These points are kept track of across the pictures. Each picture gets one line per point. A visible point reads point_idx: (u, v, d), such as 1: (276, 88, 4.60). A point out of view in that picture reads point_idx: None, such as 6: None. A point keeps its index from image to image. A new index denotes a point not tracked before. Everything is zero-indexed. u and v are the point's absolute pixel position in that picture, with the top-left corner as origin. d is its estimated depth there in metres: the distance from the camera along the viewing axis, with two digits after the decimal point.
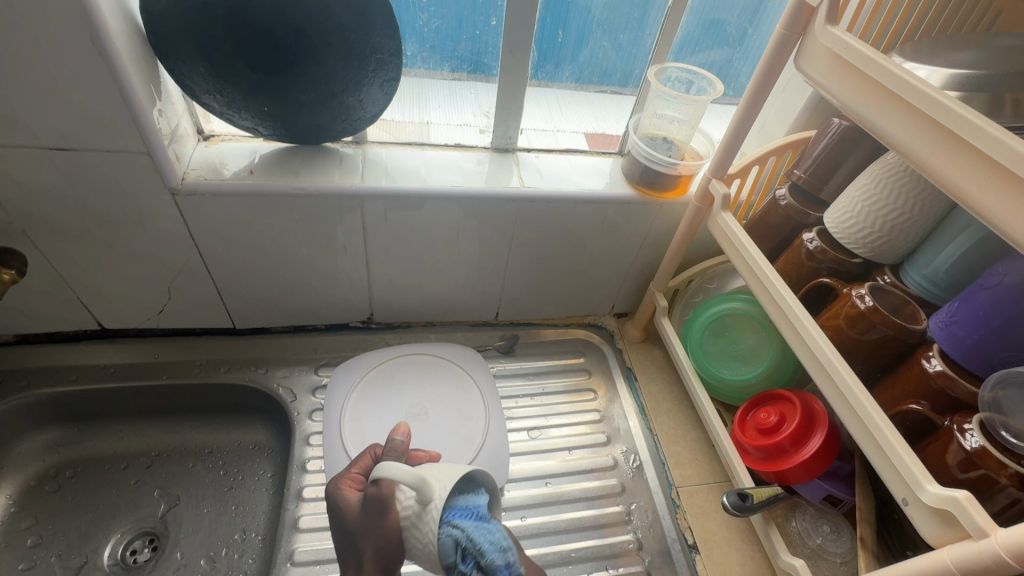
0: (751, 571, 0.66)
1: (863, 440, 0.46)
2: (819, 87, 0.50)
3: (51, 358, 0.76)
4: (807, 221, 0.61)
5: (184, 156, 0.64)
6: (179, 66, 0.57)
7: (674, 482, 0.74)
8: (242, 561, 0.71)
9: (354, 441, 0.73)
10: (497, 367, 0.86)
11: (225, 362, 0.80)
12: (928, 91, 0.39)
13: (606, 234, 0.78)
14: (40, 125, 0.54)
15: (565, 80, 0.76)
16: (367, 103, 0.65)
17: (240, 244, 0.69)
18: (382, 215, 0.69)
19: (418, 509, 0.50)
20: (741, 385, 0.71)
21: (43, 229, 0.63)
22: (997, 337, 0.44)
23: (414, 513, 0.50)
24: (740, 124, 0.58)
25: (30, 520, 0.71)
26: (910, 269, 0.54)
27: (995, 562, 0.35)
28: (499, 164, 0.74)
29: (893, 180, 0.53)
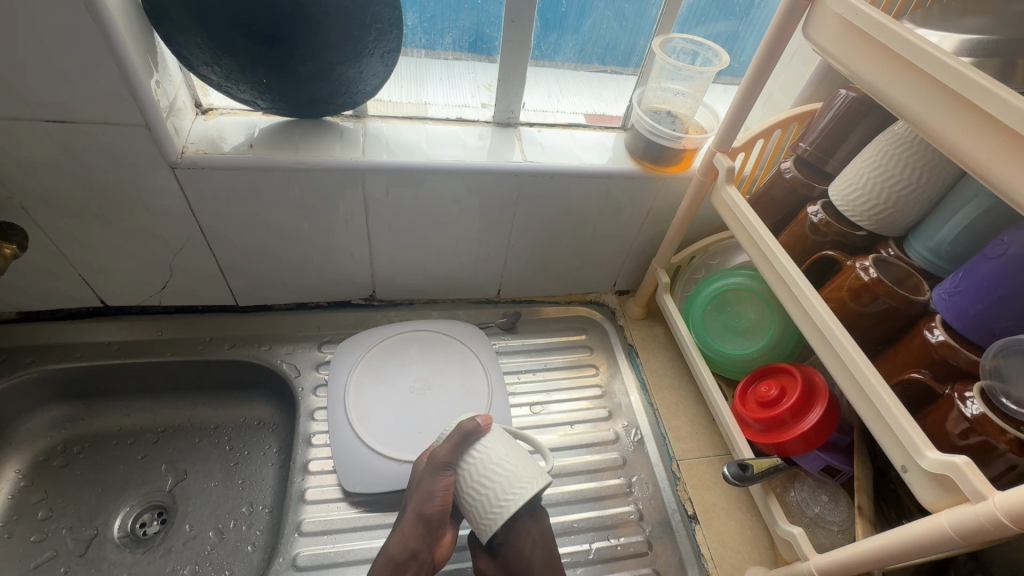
0: (749, 539, 0.68)
1: (863, 408, 0.47)
2: (827, 56, 0.49)
3: (55, 335, 0.76)
4: (812, 194, 0.61)
5: (183, 130, 0.63)
6: (176, 36, 0.55)
7: (674, 455, 0.75)
8: (250, 532, 0.72)
9: (359, 415, 0.74)
10: (499, 344, 0.86)
11: (228, 339, 0.81)
12: (942, 57, 0.38)
13: (608, 210, 0.77)
14: (37, 97, 0.53)
15: (568, 52, 0.75)
16: (367, 75, 0.64)
17: (241, 220, 0.69)
18: (384, 191, 0.69)
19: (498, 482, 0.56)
20: (742, 359, 0.71)
21: (42, 204, 0.62)
22: (1000, 306, 0.44)
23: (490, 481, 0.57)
24: (747, 94, 0.57)
25: (40, 494, 0.72)
26: (914, 241, 0.53)
27: (992, 524, 0.36)
28: (501, 139, 0.73)
29: (901, 152, 0.52)
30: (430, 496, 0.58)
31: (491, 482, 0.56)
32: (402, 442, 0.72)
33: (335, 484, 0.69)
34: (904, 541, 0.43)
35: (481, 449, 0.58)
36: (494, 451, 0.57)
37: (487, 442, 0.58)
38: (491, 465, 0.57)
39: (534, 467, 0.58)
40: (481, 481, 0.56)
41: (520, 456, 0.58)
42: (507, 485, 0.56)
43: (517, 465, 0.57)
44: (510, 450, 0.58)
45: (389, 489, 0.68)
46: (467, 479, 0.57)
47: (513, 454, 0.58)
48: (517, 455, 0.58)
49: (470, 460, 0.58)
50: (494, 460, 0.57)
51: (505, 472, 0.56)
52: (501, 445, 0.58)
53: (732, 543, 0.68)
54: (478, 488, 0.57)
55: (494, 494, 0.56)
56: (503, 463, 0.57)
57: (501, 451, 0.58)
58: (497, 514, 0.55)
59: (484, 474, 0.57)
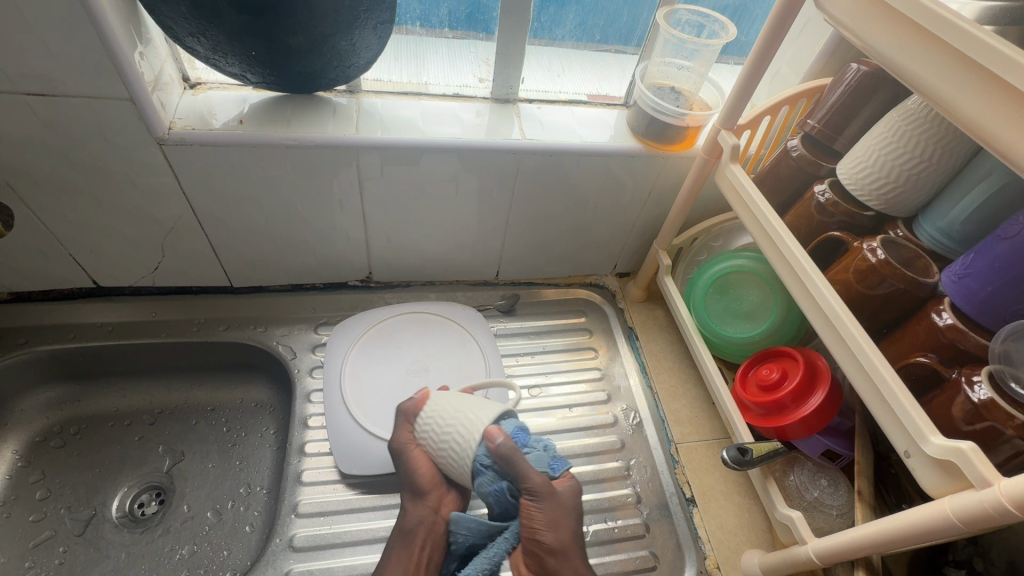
0: (746, 523, 0.68)
1: (867, 393, 0.46)
2: (840, 26, 0.47)
3: (49, 315, 0.75)
4: (819, 173, 0.59)
5: (170, 104, 0.61)
6: (158, 5, 0.53)
7: (673, 438, 0.75)
8: (248, 513, 0.72)
9: (355, 397, 0.73)
10: (498, 326, 0.85)
11: (224, 321, 0.80)
12: (965, 27, 0.36)
13: (609, 190, 0.76)
14: (15, 69, 0.51)
15: (569, 24, 0.72)
16: (360, 48, 0.62)
17: (233, 199, 0.67)
18: (378, 169, 0.67)
19: (459, 445, 0.56)
20: (743, 343, 0.70)
21: (27, 182, 0.61)
22: (1012, 289, 0.42)
23: (455, 445, 0.56)
24: (755, 68, 0.55)
25: (38, 474, 0.72)
26: (924, 222, 0.52)
27: (996, 511, 0.35)
28: (499, 116, 0.71)
29: (914, 129, 0.50)
30: (410, 473, 0.59)
31: (450, 434, 0.56)
32: None
33: (332, 466, 0.69)
34: (904, 526, 0.42)
35: (429, 417, 0.58)
36: (440, 408, 0.58)
37: (432, 403, 0.59)
38: (442, 420, 0.57)
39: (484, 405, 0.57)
40: (445, 436, 0.57)
41: (473, 404, 0.58)
42: (465, 433, 0.55)
43: (468, 410, 0.57)
44: (456, 400, 0.58)
45: (386, 472, 0.68)
46: (432, 442, 0.58)
47: (458, 403, 0.58)
48: (463, 402, 0.58)
49: (427, 431, 0.59)
50: (445, 415, 0.57)
51: (460, 421, 0.56)
52: (445, 402, 0.59)
53: (729, 526, 0.68)
54: (445, 444, 0.57)
55: (460, 442, 0.56)
56: (457, 414, 0.57)
57: (446, 406, 0.58)
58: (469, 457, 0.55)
59: (444, 430, 0.57)
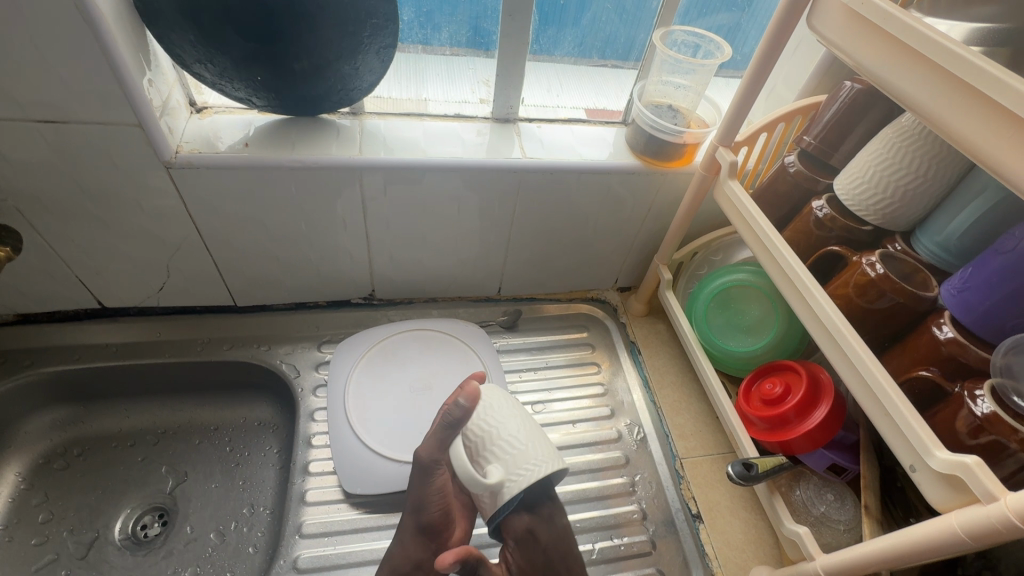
0: (753, 539, 0.68)
1: (871, 408, 0.46)
2: (832, 48, 0.48)
3: (54, 337, 0.75)
4: (817, 189, 0.60)
5: (177, 129, 0.62)
6: (168, 33, 0.55)
7: (678, 453, 0.75)
8: (252, 534, 0.72)
9: (359, 416, 0.73)
10: (500, 342, 0.86)
11: (228, 340, 0.80)
12: (949, 45, 0.37)
13: (609, 206, 0.76)
14: (28, 97, 0.52)
15: (567, 46, 0.74)
16: (363, 72, 0.63)
17: (238, 219, 0.68)
18: (382, 188, 0.68)
19: (515, 462, 0.50)
20: (746, 357, 0.71)
21: (36, 206, 0.62)
22: (1010, 303, 0.43)
23: (512, 459, 0.50)
24: (750, 85, 0.56)
25: (41, 497, 0.71)
26: (922, 236, 0.52)
27: (1004, 526, 0.35)
28: (500, 135, 0.72)
29: (908, 145, 0.51)
30: (423, 504, 0.55)
31: (512, 445, 0.51)
32: (402, 443, 0.71)
33: (336, 485, 0.69)
34: (912, 542, 0.42)
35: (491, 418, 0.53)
36: (511, 414, 0.53)
37: (496, 406, 0.54)
38: (508, 430, 0.52)
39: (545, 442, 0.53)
40: (508, 442, 0.51)
41: (530, 430, 0.53)
42: (527, 454, 0.51)
43: (538, 439, 0.53)
44: (511, 410, 0.54)
45: (390, 491, 0.67)
46: (483, 442, 0.52)
47: (526, 420, 0.54)
48: (512, 406, 0.55)
49: (482, 428, 0.52)
50: (520, 427, 0.52)
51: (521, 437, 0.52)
52: (507, 410, 0.54)
53: (737, 542, 0.67)
54: (501, 448, 0.51)
55: (517, 459, 0.51)
56: (524, 431, 0.52)
57: (512, 418, 0.53)
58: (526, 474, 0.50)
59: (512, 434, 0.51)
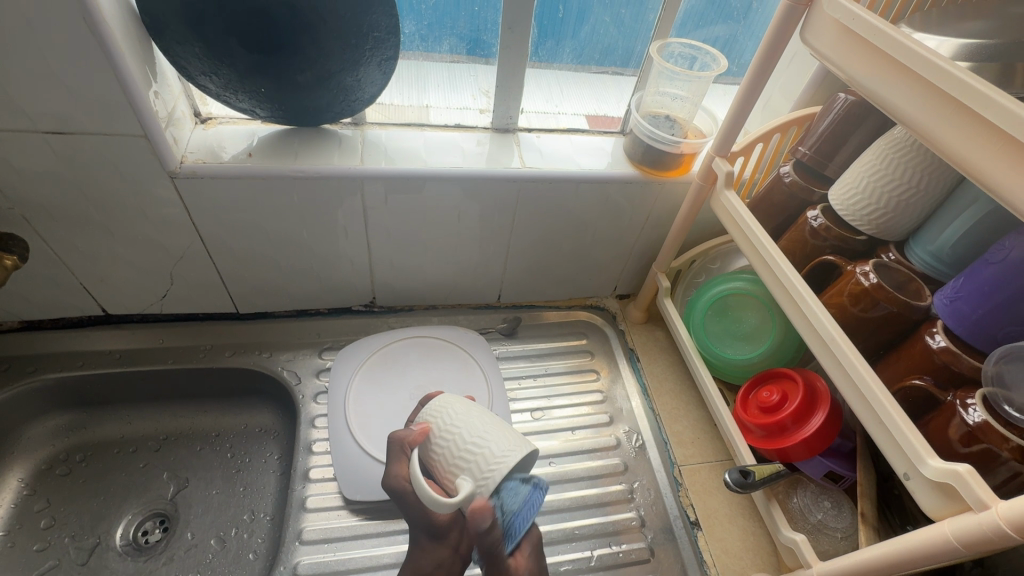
0: (752, 547, 0.68)
1: (866, 416, 0.46)
2: (826, 61, 0.49)
3: (58, 344, 0.76)
4: (812, 199, 0.61)
5: (182, 139, 0.63)
6: (174, 47, 0.56)
7: (677, 460, 0.75)
8: (252, 540, 0.72)
9: (359, 422, 0.74)
10: (500, 349, 0.86)
11: (229, 347, 0.81)
12: (939, 61, 0.38)
13: (607, 215, 0.77)
14: (36, 109, 0.53)
15: (566, 57, 0.75)
16: (365, 84, 0.64)
17: (241, 228, 0.69)
18: (383, 197, 0.69)
19: (480, 464, 0.51)
20: (743, 364, 0.71)
21: (42, 215, 0.62)
22: (1001, 313, 0.43)
23: (476, 463, 0.51)
24: (746, 97, 0.57)
25: (43, 502, 0.72)
26: (915, 246, 0.53)
27: (995, 534, 0.35)
28: (500, 145, 0.73)
29: (901, 157, 0.52)
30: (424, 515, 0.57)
31: (474, 450, 0.52)
32: None
33: (337, 492, 0.69)
34: (907, 550, 0.42)
35: (450, 430, 0.54)
36: (472, 420, 0.54)
37: (453, 419, 0.55)
38: (467, 438, 0.53)
39: (516, 437, 0.54)
40: (469, 447, 0.52)
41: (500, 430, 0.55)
42: (490, 456, 0.51)
43: (500, 434, 0.54)
44: (472, 416, 0.55)
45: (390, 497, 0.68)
46: (448, 454, 0.53)
47: (486, 421, 0.55)
48: (472, 412, 0.56)
49: (443, 443, 0.54)
50: (477, 430, 0.54)
51: (483, 440, 0.53)
52: (466, 418, 0.55)
53: (735, 549, 0.67)
54: (464, 457, 0.52)
55: (482, 461, 0.51)
56: (483, 433, 0.53)
57: (472, 423, 0.54)
58: (495, 472, 0.50)
59: (471, 442, 0.53)
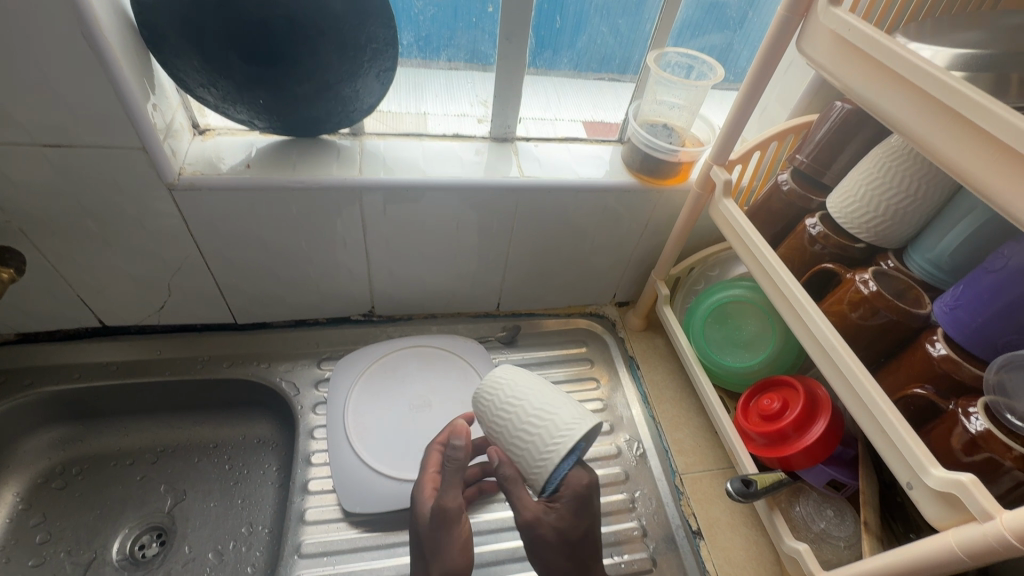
0: (754, 556, 0.67)
1: (867, 424, 0.46)
2: (823, 71, 0.49)
3: (55, 356, 0.76)
4: (810, 207, 0.61)
5: (180, 151, 0.63)
6: (172, 60, 0.56)
7: (678, 469, 0.75)
8: (251, 553, 0.71)
9: (357, 433, 0.73)
10: (499, 358, 0.86)
11: (227, 357, 0.80)
12: (934, 71, 0.38)
13: (606, 223, 0.77)
14: (34, 121, 0.53)
15: (564, 66, 0.75)
16: (363, 94, 0.65)
17: (239, 239, 0.69)
18: (381, 207, 0.69)
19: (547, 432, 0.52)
20: (743, 372, 0.71)
21: (39, 228, 0.62)
22: (1002, 321, 0.43)
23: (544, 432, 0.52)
24: (743, 106, 0.57)
25: (38, 517, 0.71)
26: (913, 253, 0.53)
27: (1001, 545, 0.35)
28: (498, 154, 0.74)
29: (899, 165, 0.52)
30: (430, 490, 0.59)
31: (540, 420, 0.52)
32: (402, 460, 0.71)
33: (336, 504, 0.69)
34: (912, 561, 0.42)
35: (514, 399, 0.55)
36: (532, 395, 0.55)
37: (517, 389, 0.55)
38: (533, 408, 0.53)
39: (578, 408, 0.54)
40: (534, 417, 0.53)
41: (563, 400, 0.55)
42: (557, 424, 0.52)
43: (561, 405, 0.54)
44: (541, 389, 0.56)
45: (390, 509, 0.67)
46: (510, 427, 0.54)
47: (544, 394, 0.55)
48: (539, 385, 0.56)
49: (504, 416, 0.54)
50: (534, 407, 0.54)
51: (554, 412, 0.53)
52: (527, 388, 0.55)
53: (738, 559, 0.67)
54: (529, 427, 0.52)
55: (550, 429, 0.52)
56: (546, 403, 0.54)
57: (535, 394, 0.55)
58: (567, 436, 0.51)
59: (528, 419, 0.53)
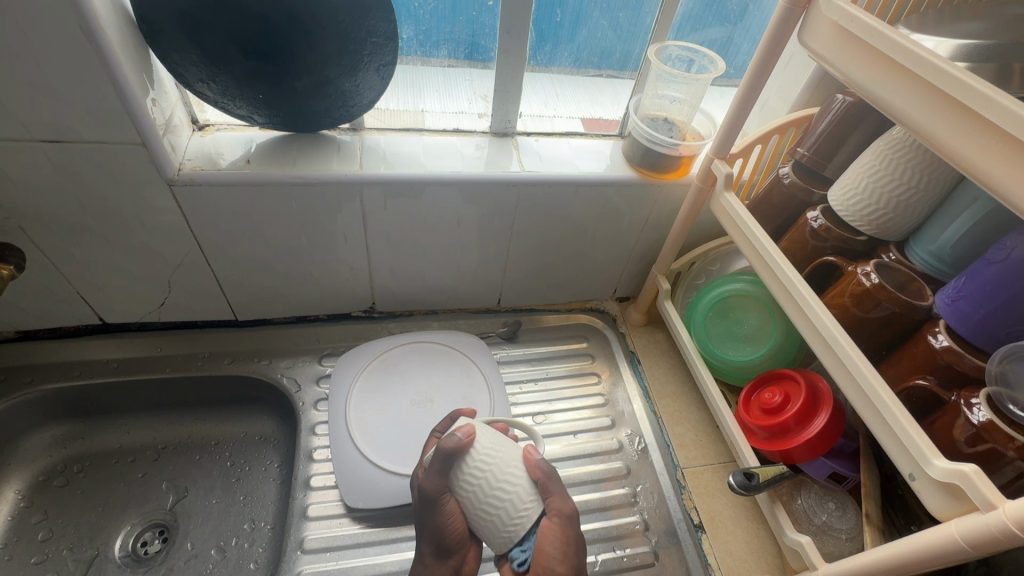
0: (756, 550, 0.67)
1: (869, 416, 0.46)
2: (825, 63, 0.49)
3: (55, 353, 0.75)
4: (811, 200, 0.61)
5: (180, 146, 0.63)
6: (170, 54, 0.56)
7: (679, 463, 0.75)
8: (253, 550, 0.71)
9: (359, 429, 0.73)
10: (500, 353, 0.86)
11: (228, 354, 0.80)
12: (938, 61, 0.38)
13: (607, 217, 0.77)
14: (32, 117, 0.53)
15: (563, 61, 0.75)
16: (363, 89, 0.64)
17: (239, 235, 0.68)
18: (382, 203, 0.69)
19: (511, 510, 0.51)
20: (744, 366, 0.71)
21: (39, 224, 0.62)
22: (1004, 312, 0.43)
23: (511, 505, 0.51)
24: (745, 99, 0.57)
25: (40, 515, 0.71)
26: (915, 245, 0.53)
27: (1003, 534, 0.35)
28: (498, 149, 0.73)
29: (900, 157, 0.52)
30: (440, 529, 0.54)
31: (508, 490, 0.51)
32: (404, 456, 0.71)
33: (338, 500, 0.69)
34: (913, 551, 0.42)
35: (485, 461, 0.52)
36: (501, 459, 0.52)
37: (485, 449, 0.52)
38: (503, 473, 0.52)
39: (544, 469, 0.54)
40: (502, 488, 0.51)
41: (528, 462, 0.54)
42: (524, 495, 0.52)
43: (528, 472, 0.53)
44: (507, 448, 0.54)
45: (392, 504, 0.67)
46: (478, 496, 0.51)
47: (510, 454, 0.53)
48: (503, 444, 0.54)
49: (474, 479, 0.51)
50: (507, 469, 0.52)
51: (520, 477, 0.52)
52: (500, 449, 0.53)
53: (739, 552, 0.67)
54: (497, 496, 0.51)
55: (517, 501, 0.51)
56: (515, 469, 0.52)
57: (506, 457, 0.53)
58: (529, 513, 0.52)
59: (500, 484, 0.51)
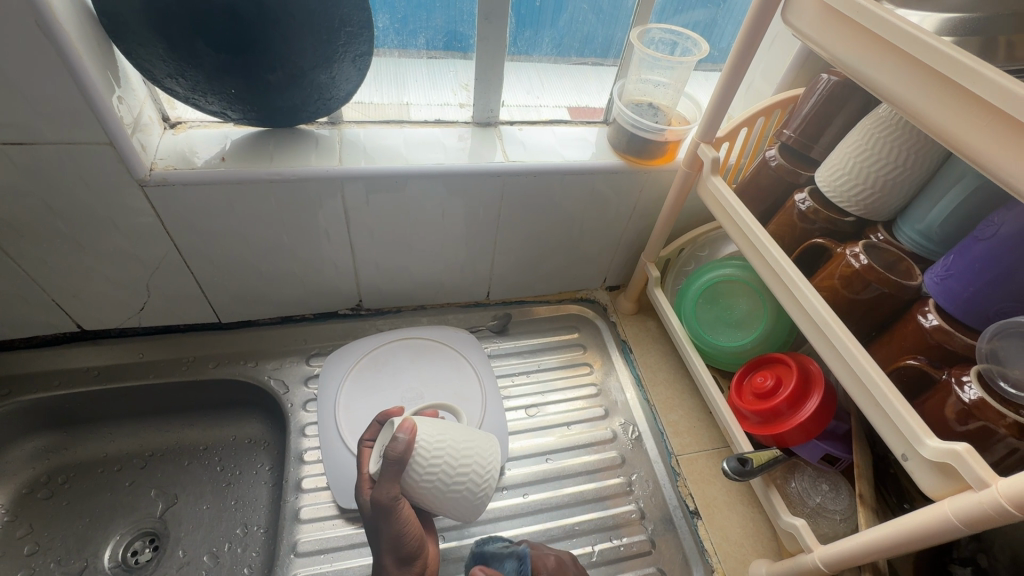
0: (752, 534, 0.68)
1: (862, 398, 0.46)
2: (809, 41, 0.48)
3: (33, 363, 0.73)
4: (799, 181, 0.60)
5: (151, 146, 0.61)
6: (136, 49, 0.54)
7: (674, 451, 0.75)
8: (247, 554, 0.70)
9: (349, 429, 0.72)
10: (491, 346, 0.85)
11: (213, 358, 0.78)
12: (922, 35, 0.38)
13: (594, 206, 0.76)
14: None
15: (544, 48, 0.73)
16: (340, 81, 0.63)
17: (217, 235, 0.67)
18: (364, 198, 0.67)
19: (477, 477, 0.55)
20: (735, 351, 0.71)
21: (6, 231, 0.60)
22: (994, 289, 0.43)
23: (475, 474, 0.55)
24: (729, 81, 0.56)
25: (25, 528, 0.69)
26: (904, 225, 0.52)
27: (997, 512, 0.35)
28: (481, 139, 0.72)
29: (887, 136, 0.51)
30: (402, 538, 0.53)
31: (469, 464, 0.54)
32: None
33: (331, 501, 0.68)
34: (907, 532, 0.42)
35: (441, 449, 0.52)
36: (452, 440, 0.53)
37: (433, 440, 0.52)
38: (459, 451, 0.54)
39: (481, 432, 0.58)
40: (465, 465, 0.54)
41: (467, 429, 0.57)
42: (483, 458, 0.56)
43: (477, 437, 0.56)
44: (445, 427, 0.55)
45: None
46: (442, 486, 0.53)
47: (455, 429, 0.55)
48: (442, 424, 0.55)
49: (436, 471, 0.52)
50: (462, 446, 0.54)
51: (474, 447, 0.55)
52: (444, 430, 0.54)
53: (735, 536, 0.67)
54: (462, 476, 0.53)
55: (479, 467, 0.55)
56: (468, 442, 0.55)
57: (455, 436, 0.54)
58: (492, 470, 0.56)
59: (462, 465, 0.53)
